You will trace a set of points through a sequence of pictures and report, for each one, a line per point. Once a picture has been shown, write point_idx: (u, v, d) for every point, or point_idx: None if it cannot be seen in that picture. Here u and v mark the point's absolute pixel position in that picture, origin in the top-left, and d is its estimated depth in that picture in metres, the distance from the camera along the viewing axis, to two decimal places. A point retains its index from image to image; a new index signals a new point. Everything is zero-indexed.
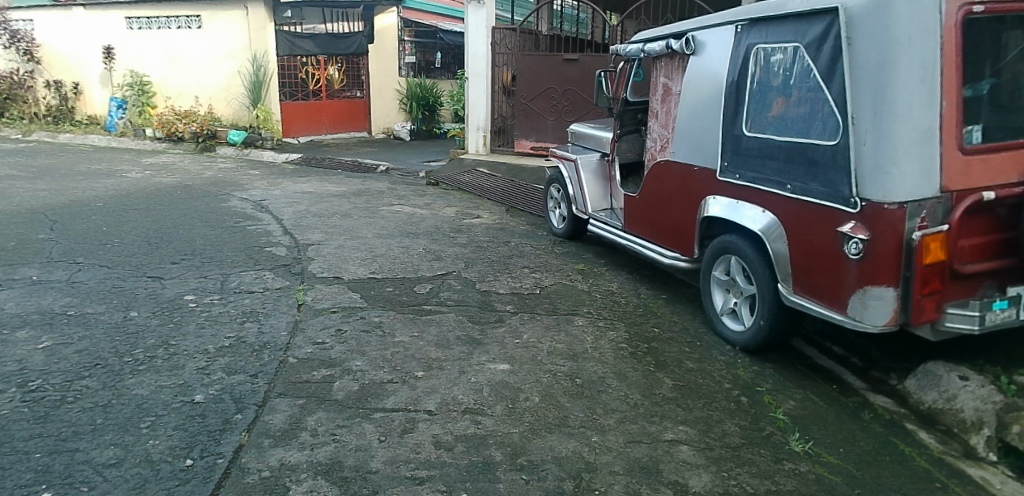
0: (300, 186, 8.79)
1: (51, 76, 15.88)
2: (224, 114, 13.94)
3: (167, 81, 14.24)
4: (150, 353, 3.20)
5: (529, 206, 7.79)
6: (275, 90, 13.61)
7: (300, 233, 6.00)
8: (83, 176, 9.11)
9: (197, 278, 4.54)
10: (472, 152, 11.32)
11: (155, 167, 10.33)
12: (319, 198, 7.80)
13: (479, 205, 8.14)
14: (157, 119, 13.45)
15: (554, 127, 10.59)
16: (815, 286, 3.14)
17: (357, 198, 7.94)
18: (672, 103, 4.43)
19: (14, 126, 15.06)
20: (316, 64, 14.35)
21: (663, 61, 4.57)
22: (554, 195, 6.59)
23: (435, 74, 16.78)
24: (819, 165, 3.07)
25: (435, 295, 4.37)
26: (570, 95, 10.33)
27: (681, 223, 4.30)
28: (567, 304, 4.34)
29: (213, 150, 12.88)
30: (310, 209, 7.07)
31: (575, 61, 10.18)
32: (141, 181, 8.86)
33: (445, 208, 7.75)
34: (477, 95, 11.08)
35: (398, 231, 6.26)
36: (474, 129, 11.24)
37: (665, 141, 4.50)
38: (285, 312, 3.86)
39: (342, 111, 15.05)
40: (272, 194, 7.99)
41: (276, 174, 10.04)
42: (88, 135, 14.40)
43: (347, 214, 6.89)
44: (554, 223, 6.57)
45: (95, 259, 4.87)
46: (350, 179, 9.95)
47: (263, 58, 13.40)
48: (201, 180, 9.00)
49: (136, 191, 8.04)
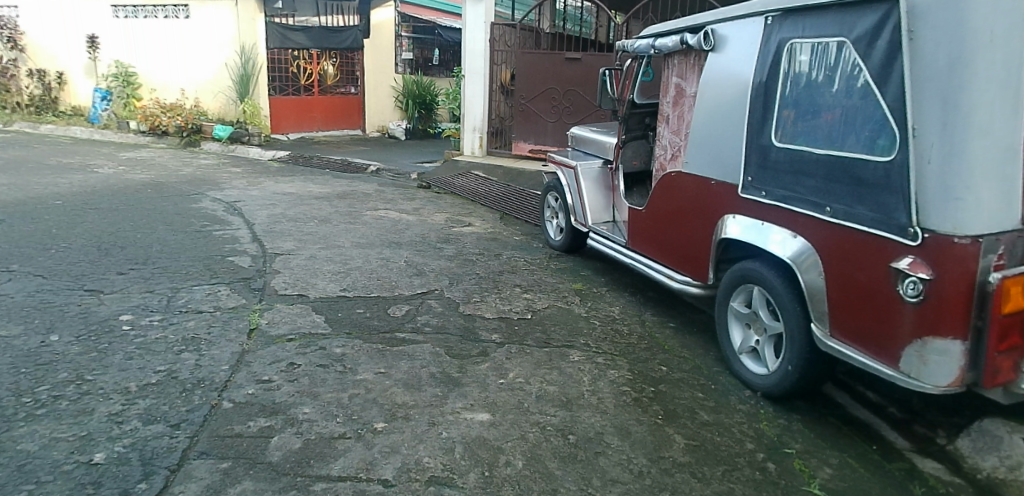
0: (281, 186, 8.27)
1: (33, 65, 15.21)
2: (210, 108, 13.38)
3: (153, 72, 13.70)
4: (55, 393, 2.65)
5: (524, 214, 7.28)
6: (264, 84, 13.04)
7: (271, 240, 5.48)
8: (51, 170, 8.59)
9: (141, 293, 4.00)
10: (468, 153, 10.81)
11: (131, 162, 9.79)
12: (298, 201, 7.27)
13: (471, 211, 7.62)
14: (140, 112, 12.95)
15: (554, 129, 10.07)
16: (859, 330, 2.60)
17: (339, 202, 7.41)
18: (686, 106, 3.93)
19: None
20: (309, 57, 13.83)
21: (676, 58, 4.05)
22: (552, 204, 6.06)
23: (432, 72, 16.34)
24: (868, 184, 2.53)
25: (411, 319, 3.83)
26: (572, 97, 9.82)
27: (694, 243, 3.78)
28: (561, 333, 3.80)
29: (198, 146, 12.36)
30: (286, 213, 6.54)
31: (577, 60, 9.67)
32: (111, 178, 8.32)
33: (434, 214, 7.23)
34: (474, 93, 10.57)
35: (380, 240, 5.73)
36: (470, 130, 10.72)
37: (676, 149, 4.01)
38: (231, 340, 3.32)
39: (335, 107, 14.53)
40: (248, 195, 7.46)
41: (258, 173, 9.53)
42: (70, 127, 13.87)
43: (326, 220, 6.36)
44: (551, 234, 6.05)
45: (32, 268, 4.34)
46: (337, 180, 9.42)
47: (251, 51, 12.88)
48: (176, 178, 8.48)
49: (102, 189, 7.52)
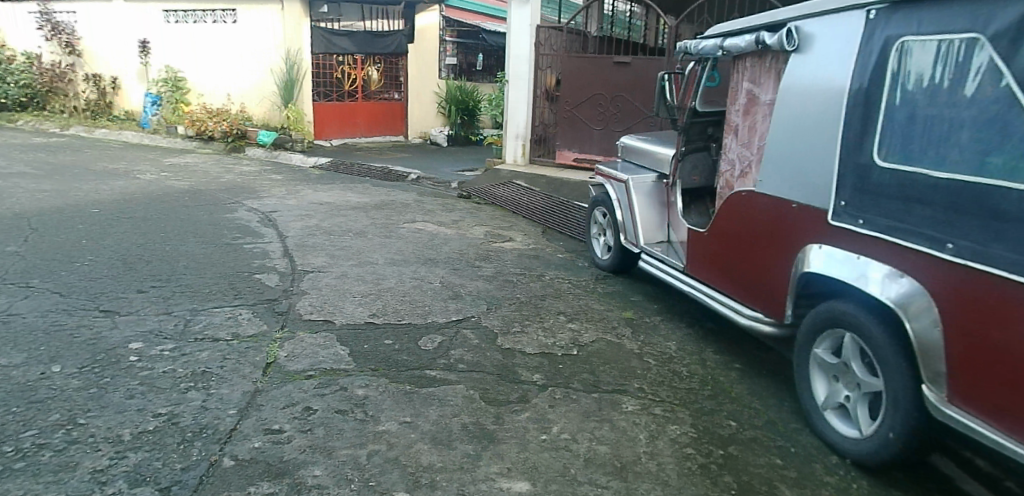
0: (319, 195, 8.04)
1: (90, 71, 15.59)
2: (256, 114, 13.35)
3: (201, 78, 13.79)
4: (40, 442, 2.35)
5: (568, 229, 6.86)
6: (308, 89, 12.99)
7: (302, 255, 5.19)
8: (94, 176, 8.55)
9: (159, 316, 3.73)
10: (510, 162, 10.40)
11: (174, 168, 9.73)
12: (335, 211, 7.01)
13: (513, 224, 7.22)
14: (187, 117, 13.05)
15: (601, 137, 9.61)
16: (992, 399, 2.09)
17: (377, 213, 7.12)
18: (759, 116, 3.48)
19: (55, 120, 15.11)
20: (353, 63, 13.71)
21: (748, 61, 3.60)
22: (599, 220, 5.61)
23: (476, 77, 16.10)
24: (1009, 217, 2.04)
25: (443, 353, 3.44)
26: (620, 103, 9.34)
27: (768, 275, 3.31)
28: (612, 374, 3.35)
29: (242, 151, 12.33)
30: (321, 225, 6.27)
31: (626, 64, 9.18)
32: (152, 184, 8.22)
33: (473, 228, 6.85)
34: (518, 99, 10.15)
35: (415, 256, 5.37)
36: (513, 137, 10.31)
37: (747, 164, 3.56)
38: (244, 376, 2.98)
39: (378, 113, 14.39)
40: (285, 204, 7.25)
41: (298, 181, 9.35)
42: (121, 131, 14.09)
43: (361, 233, 6.05)
44: (597, 253, 5.60)
45: (51, 284, 4.13)
46: (377, 189, 9.16)
47: (296, 56, 12.76)
48: (215, 185, 8.34)
49: (141, 196, 7.41)
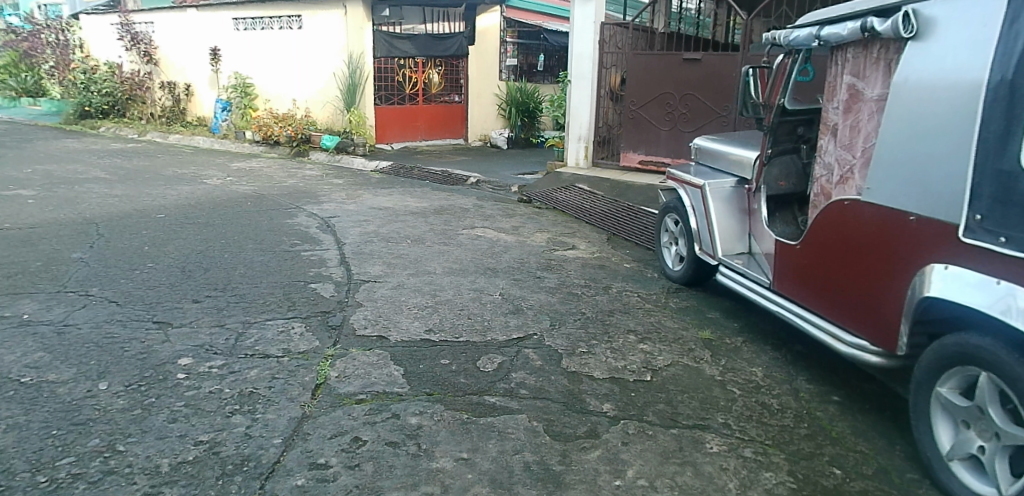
0: (379, 200, 7.93)
1: (164, 78, 16.42)
2: (319, 118, 13.46)
3: (267, 83, 14.06)
4: (76, 472, 2.20)
5: (636, 236, 6.52)
6: (371, 95, 13.03)
7: (358, 263, 5.02)
8: (164, 180, 8.74)
9: (211, 328, 3.61)
10: (572, 164, 10.04)
11: (240, 173, 9.86)
12: (393, 217, 6.87)
13: (576, 231, 6.89)
14: (254, 122, 13.31)
15: (668, 139, 9.17)
16: None
17: (436, 218, 6.94)
18: (865, 114, 3.08)
19: (134, 127, 15.86)
20: (414, 66, 13.66)
21: (851, 52, 3.20)
22: (669, 228, 5.23)
23: (537, 78, 15.87)
24: None
25: (503, 376, 3.17)
26: (689, 102, 8.89)
27: (876, 296, 2.90)
28: (691, 405, 3.00)
29: (306, 155, 12.46)
30: (379, 231, 6.13)
31: (697, 61, 8.72)
32: (217, 189, 8.31)
33: (535, 235, 6.56)
34: (581, 99, 9.79)
35: (474, 265, 5.13)
36: (575, 139, 9.97)
37: (850, 169, 3.16)
38: (292, 398, 2.79)
39: (438, 116, 14.31)
40: (344, 209, 7.16)
41: (358, 185, 9.30)
42: (194, 137, 14.55)
43: (419, 240, 5.86)
44: (668, 263, 5.22)
45: (110, 292, 4.08)
46: (437, 193, 9.02)
47: (359, 60, 12.79)
48: (278, 189, 8.37)
49: (206, 201, 7.48)
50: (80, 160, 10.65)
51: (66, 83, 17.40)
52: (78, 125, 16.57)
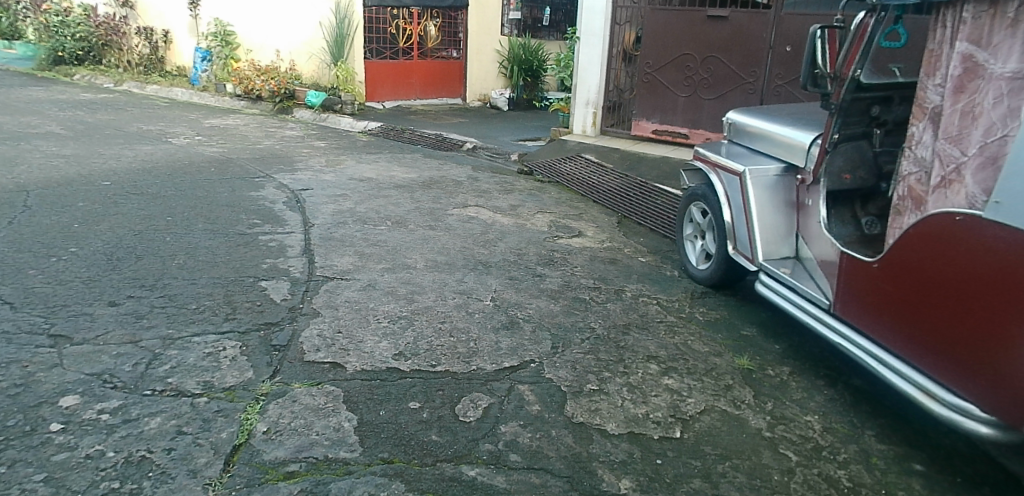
0: (361, 168, 7.12)
1: (142, 24, 15.41)
2: (304, 71, 12.48)
3: (250, 31, 12.98)
4: None
5: (649, 220, 5.87)
6: (360, 46, 11.96)
7: (324, 252, 4.24)
8: (124, 139, 7.92)
9: (119, 346, 2.85)
10: (578, 132, 9.19)
11: (212, 131, 9.01)
12: (374, 190, 6.08)
13: (582, 212, 6.08)
14: (235, 74, 12.43)
15: (686, 106, 8.28)
16: None
17: (422, 192, 6.14)
18: (987, 98, 2.26)
19: (110, 75, 15.16)
20: (408, 17, 12.66)
21: (967, 10, 2.35)
22: (695, 218, 4.44)
23: (542, 35, 14.86)
24: None
25: (488, 431, 2.41)
26: (711, 65, 7.99)
27: (992, 348, 2.16)
28: (736, 481, 2.25)
29: (290, 113, 11.62)
30: (355, 209, 5.34)
31: (722, 19, 7.79)
32: (182, 150, 7.49)
33: (535, 216, 5.75)
34: (591, 59, 8.86)
35: (462, 258, 4.35)
36: (582, 104, 9.09)
37: (959, 170, 2.36)
38: (197, 471, 2.05)
39: (434, 73, 13.41)
40: (320, 179, 6.36)
41: (342, 149, 8.47)
42: (172, 88, 13.61)
43: (400, 222, 5.07)
44: (692, 259, 4.45)
45: (6, 290, 3.31)
46: (427, 161, 8.19)
47: (347, 8, 11.81)
48: (249, 152, 7.54)
49: (166, 164, 6.68)
50: (39, 112, 9.76)
51: (40, 26, 16.40)
52: (51, 72, 15.99)
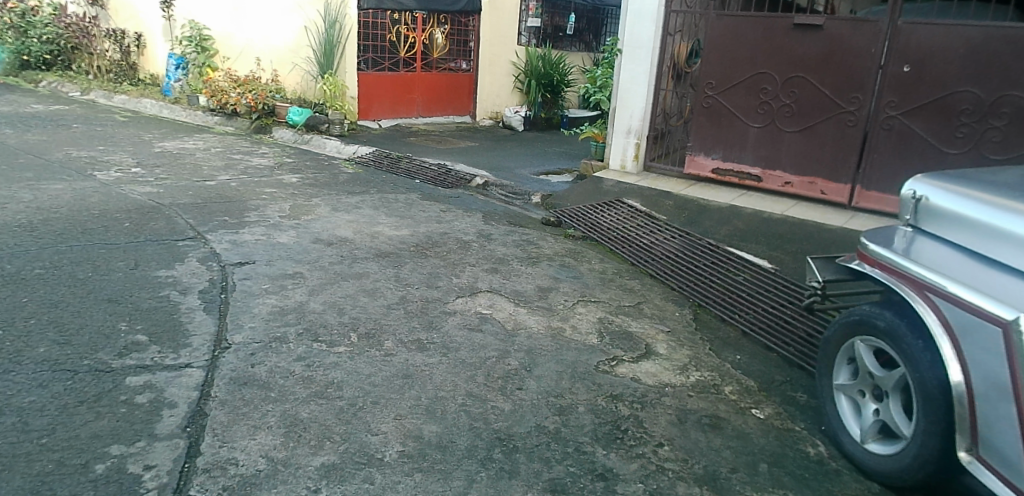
0: (334, 220, 5.41)
1: (114, 25, 13.89)
2: (288, 83, 10.77)
3: (229, 37, 11.30)
4: None
5: (732, 312, 4.20)
6: (352, 54, 10.30)
7: (225, 420, 2.42)
8: (36, 172, 6.23)
9: None
10: (616, 169, 7.41)
11: (161, 159, 7.32)
12: (345, 260, 4.38)
13: (640, 299, 4.26)
14: (208, 86, 10.76)
15: (759, 139, 6.53)
16: None
17: (412, 266, 4.39)
18: None
19: (77, 83, 13.64)
20: (412, 22, 11.01)
21: None
22: (865, 361, 2.66)
23: (563, 44, 13.46)
24: None
25: None
26: (796, 88, 6.23)
27: None
28: None
29: (268, 132, 10.05)
30: (309, 299, 3.62)
31: (813, 28, 6.05)
32: (102, 188, 5.77)
33: (575, 310, 3.93)
34: (639, 76, 7.10)
35: (467, 426, 2.55)
36: (623, 133, 7.32)
37: None
38: None
39: (439, 87, 11.78)
40: (272, 243, 4.61)
41: (317, 186, 6.75)
42: (141, 99, 11.96)
43: (369, 332, 3.28)
44: (851, 426, 2.71)
45: None
46: (425, 204, 6.43)
47: (340, 9, 10.19)
48: (193, 194, 5.85)
49: (66, 212, 4.97)
50: None
51: None
52: (16, 79, 14.48)
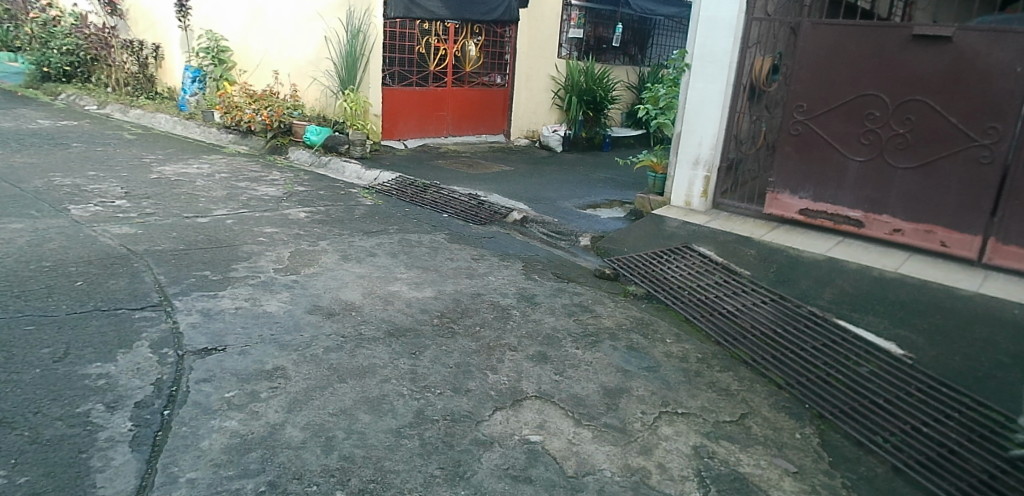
0: (339, 276, 4.39)
1: (134, 36, 13.29)
2: (308, 99, 9.91)
3: (248, 49, 10.52)
4: None
5: (869, 431, 3.07)
6: (377, 68, 9.37)
7: None
8: (2, 205, 5.36)
9: None
10: (679, 206, 6.32)
11: (154, 188, 6.43)
12: (345, 342, 3.32)
13: (743, 409, 3.10)
14: (222, 101, 9.93)
15: (860, 176, 5.35)
16: None
17: (433, 353, 3.30)
18: None
19: (95, 95, 13.06)
20: (443, 32, 10.07)
21: None
22: None
23: (607, 57, 12.37)
24: None
25: None
26: (911, 115, 5.04)
27: None
28: None
29: (284, 153, 9.15)
30: (283, 419, 2.56)
31: (937, 42, 4.85)
32: (70, 228, 4.86)
33: (659, 432, 2.80)
34: (710, 97, 5.98)
35: None
36: (689, 164, 6.21)
37: None
38: None
39: (471, 103, 10.81)
40: (255, 314, 3.59)
41: (327, 223, 5.76)
42: (155, 114, 11.25)
43: (365, 489, 2.21)
44: None
45: None
46: (454, 248, 5.38)
47: (364, 18, 9.19)
48: (176, 236, 4.91)
49: (11, 264, 4.04)
50: None
51: (25, 36, 14.35)
52: (36, 90, 13.99)
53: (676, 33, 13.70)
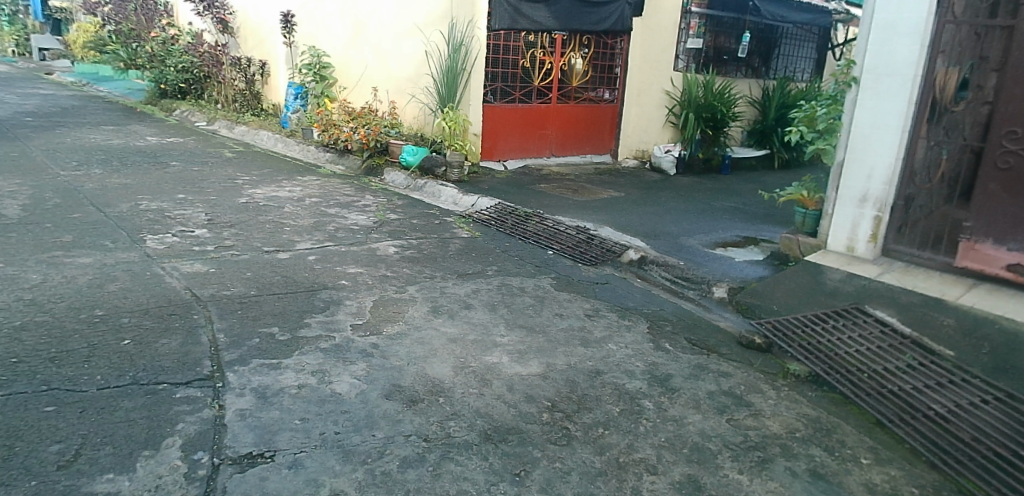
0: (426, 337, 3.61)
1: (243, 52, 13.43)
2: (406, 116, 9.39)
3: (348, 64, 10.19)
4: None
5: None
6: (478, 83, 8.69)
7: None
8: (79, 234, 5.00)
9: None
10: (839, 252, 5.16)
11: (239, 214, 5.97)
12: (426, 449, 2.50)
13: None
14: (321, 118, 9.60)
15: None
16: None
17: (543, 477, 2.42)
18: None
19: (206, 111, 13.27)
20: (549, 45, 9.28)
21: None
22: None
23: (727, 69, 11.19)
24: None
25: None
26: None
27: None
28: None
29: (379, 174, 8.64)
30: None
31: None
32: (140, 264, 4.39)
33: None
34: (885, 118, 4.78)
35: None
36: (854, 201, 5.03)
37: None
38: None
39: (577, 121, 9.95)
40: (320, 396, 2.85)
41: (417, 262, 5.04)
42: (258, 131, 11.18)
43: None
44: None
45: None
46: (563, 298, 4.50)
47: (466, 30, 8.52)
48: (249, 277, 4.31)
49: (61, 312, 3.53)
50: (41, 169, 7.27)
51: (146, 55, 14.93)
52: (154, 106, 14.47)
53: (806, 41, 12.38)
